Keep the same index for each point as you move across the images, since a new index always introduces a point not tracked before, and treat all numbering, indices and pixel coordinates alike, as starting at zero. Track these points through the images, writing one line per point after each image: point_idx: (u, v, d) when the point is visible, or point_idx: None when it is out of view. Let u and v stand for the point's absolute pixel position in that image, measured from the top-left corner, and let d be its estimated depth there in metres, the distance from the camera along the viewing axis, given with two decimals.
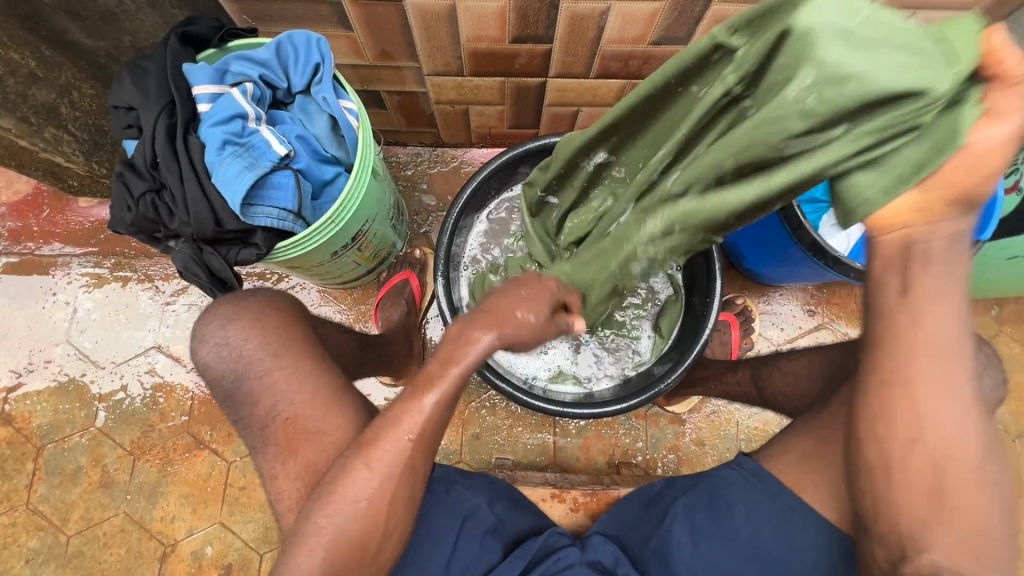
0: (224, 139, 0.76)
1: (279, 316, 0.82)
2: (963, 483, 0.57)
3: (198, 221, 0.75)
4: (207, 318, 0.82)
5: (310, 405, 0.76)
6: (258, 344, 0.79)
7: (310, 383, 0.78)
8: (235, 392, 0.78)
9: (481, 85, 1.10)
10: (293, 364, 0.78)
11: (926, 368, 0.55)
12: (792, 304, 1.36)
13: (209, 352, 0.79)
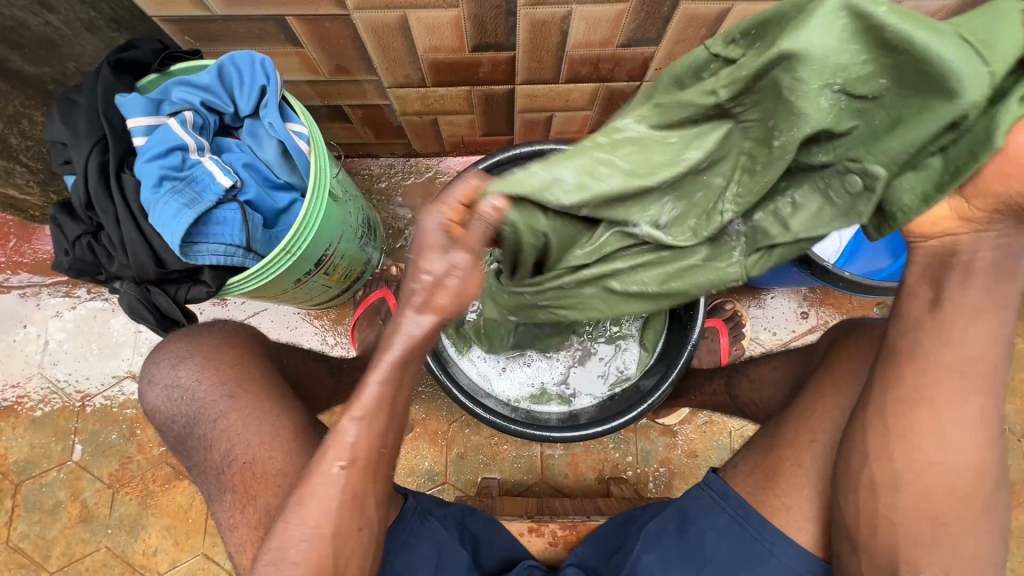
0: (161, 174, 0.71)
1: (234, 352, 0.78)
2: (964, 505, 0.61)
3: (137, 263, 0.72)
4: (156, 357, 0.77)
5: (268, 446, 0.71)
6: (212, 385, 0.74)
7: (268, 423, 0.73)
8: (189, 436, 0.73)
9: (447, 95, 1.05)
10: (251, 404, 0.73)
11: (947, 383, 0.61)
12: (785, 306, 1.31)
13: (159, 395, 0.74)
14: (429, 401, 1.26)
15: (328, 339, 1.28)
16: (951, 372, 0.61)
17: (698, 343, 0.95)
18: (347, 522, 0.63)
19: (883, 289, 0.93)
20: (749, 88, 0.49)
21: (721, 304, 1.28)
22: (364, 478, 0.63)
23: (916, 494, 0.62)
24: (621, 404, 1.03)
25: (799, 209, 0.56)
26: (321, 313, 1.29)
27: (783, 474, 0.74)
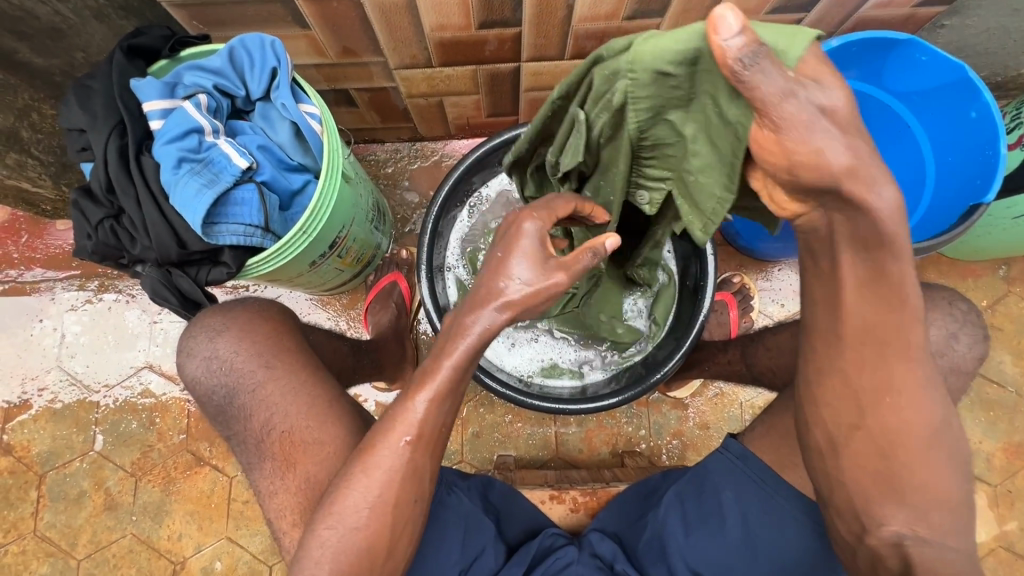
0: (179, 156, 0.72)
1: (269, 325, 0.79)
2: (912, 450, 0.59)
3: (160, 244, 0.73)
4: (193, 330, 0.78)
5: (305, 418, 0.73)
6: (249, 356, 0.76)
7: (304, 393, 0.75)
8: (228, 407, 0.75)
9: (452, 75, 1.05)
10: (287, 375, 0.75)
11: (856, 354, 0.58)
12: (792, 278, 1.32)
13: (198, 367, 0.76)
14: None
15: (341, 324, 1.30)
16: (852, 343, 0.58)
17: (710, 313, 0.97)
18: (396, 516, 0.64)
19: None
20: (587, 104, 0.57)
21: (729, 278, 1.29)
22: (428, 453, 0.64)
23: (853, 456, 0.62)
24: (636, 376, 1.04)
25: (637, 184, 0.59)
26: (333, 299, 1.30)
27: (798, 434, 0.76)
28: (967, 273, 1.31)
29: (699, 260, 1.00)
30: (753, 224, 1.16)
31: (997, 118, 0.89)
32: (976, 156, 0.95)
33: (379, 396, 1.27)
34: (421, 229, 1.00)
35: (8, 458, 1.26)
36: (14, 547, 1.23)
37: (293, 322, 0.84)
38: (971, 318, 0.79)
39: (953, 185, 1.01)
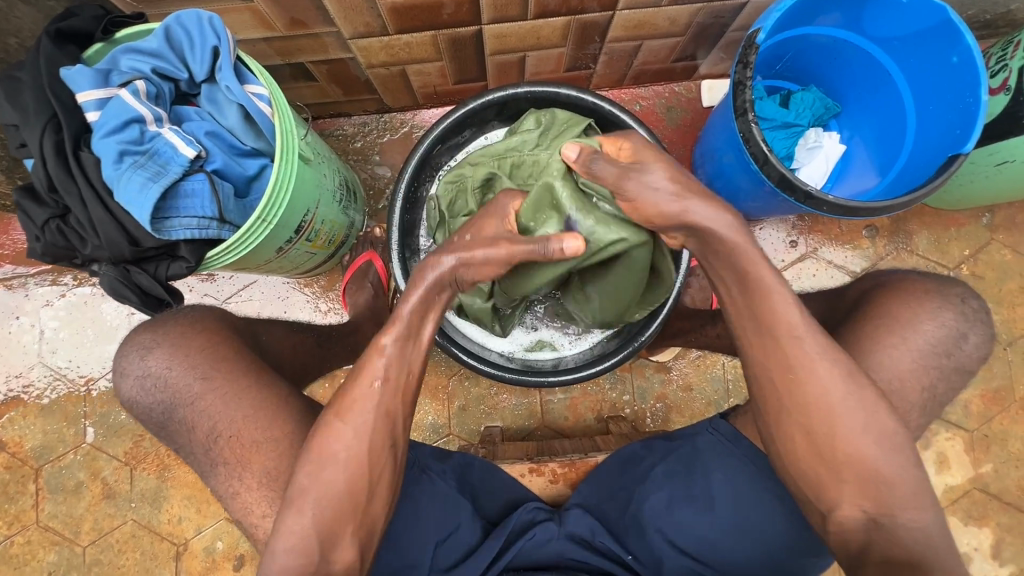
0: (120, 149, 0.69)
1: (205, 335, 0.78)
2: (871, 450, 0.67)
3: (111, 243, 0.70)
4: (126, 347, 0.77)
5: (252, 421, 0.73)
6: (183, 369, 0.75)
7: (247, 398, 0.74)
8: (167, 422, 0.75)
9: (412, 41, 1.00)
10: (225, 384, 0.74)
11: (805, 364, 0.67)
12: (776, 236, 1.30)
13: (132, 386, 0.75)
14: (426, 357, 1.28)
15: (320, 307, 1.28)
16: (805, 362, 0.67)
17: (687, 276, 0.96)
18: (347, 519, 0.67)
19: (871, 210, 0.87)
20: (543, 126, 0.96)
21: None
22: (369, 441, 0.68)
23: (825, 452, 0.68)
24: (617, 344, 1.03)
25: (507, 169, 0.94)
26: (310, 281, 1.28)
27: None
28: (950, 223, 1.30)
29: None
30: (729, 182, 1.15)
31: (978, 63, 0.86)
32: (957, 103, 0.92)
33: None
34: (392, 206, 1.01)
35: (3, 454, 1.28)
36: (20, 538, 1.26)
37: (233, 326, 0.84)
38: (981, 318, 0.79)
39: (932, 137, 0.97)
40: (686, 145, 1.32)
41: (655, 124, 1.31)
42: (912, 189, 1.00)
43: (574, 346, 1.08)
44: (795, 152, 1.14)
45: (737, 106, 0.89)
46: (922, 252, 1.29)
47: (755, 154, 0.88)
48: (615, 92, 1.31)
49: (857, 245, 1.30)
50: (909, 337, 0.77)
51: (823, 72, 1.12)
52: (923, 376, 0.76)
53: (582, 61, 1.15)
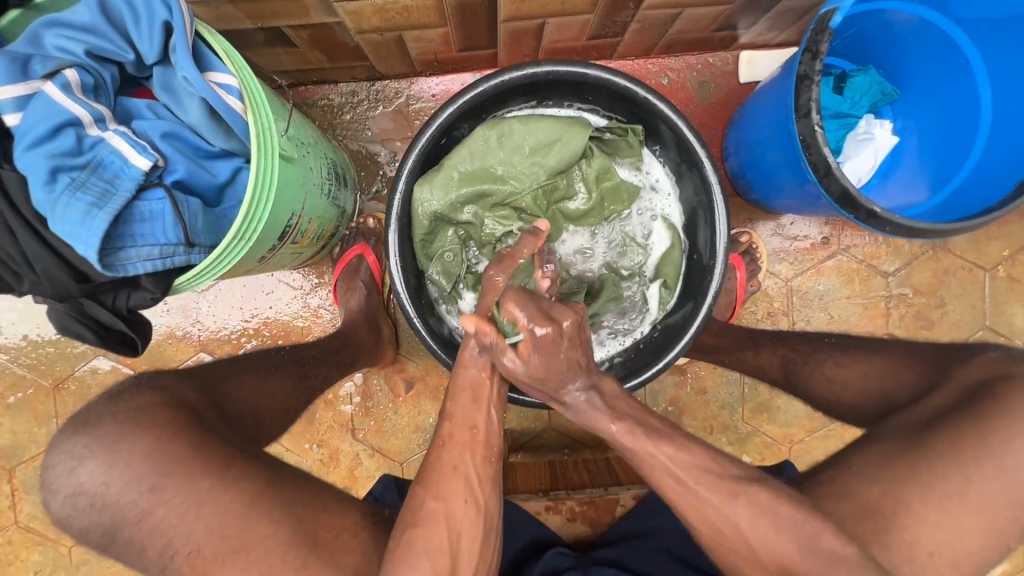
0: (52, 166, 0.55)
1: (150, 434, 0.65)
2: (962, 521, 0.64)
3: (53, 281, 0.58)
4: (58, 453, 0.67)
5: (216, 527, 0.63)
6: (128, 480, 0.64)
7: (208, 504, 0.63)
8: (111, 544, 0.64)
9: (412, 5, 0.83)
10: (180, 492, 0.63)
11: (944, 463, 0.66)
12: (807, 230, 1.20)
13: (63, 506, 0.66)
14: (427, 357, 1.19)
15: (310, 304, 1.17)
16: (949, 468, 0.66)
17: (719, 295, 0.85)
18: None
19: (938, 233, 0.77)
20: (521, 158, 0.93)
21: (736, 236, 1.17)
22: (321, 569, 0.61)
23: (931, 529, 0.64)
24: (661, 340, 0.93)
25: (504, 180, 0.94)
26: (298, 273, 1.16)
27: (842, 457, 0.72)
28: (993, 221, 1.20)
29: (707, 231, 0.89)
30: (761, 172, 1.03)
31: None
32: None
33: (357, 377, 1.19)
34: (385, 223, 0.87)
35: None
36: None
37: (192, 412, 0.70)
38: None
39: (1006, 142, 0.85)
40: (718, 128, 1.17)
41: (684, 101, 1.16)
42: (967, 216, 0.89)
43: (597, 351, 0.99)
44: (843, 144, 1.02)
45: (799, 105, 0.76)
46: (959, 251, 1.21)
47: (816, 163, 0.77)
48: (642, 62, 1.14)
49: (893, 243, 1.21)
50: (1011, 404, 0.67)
51: (884, 52, 0.98)
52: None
53: (609, 29, 0.99)
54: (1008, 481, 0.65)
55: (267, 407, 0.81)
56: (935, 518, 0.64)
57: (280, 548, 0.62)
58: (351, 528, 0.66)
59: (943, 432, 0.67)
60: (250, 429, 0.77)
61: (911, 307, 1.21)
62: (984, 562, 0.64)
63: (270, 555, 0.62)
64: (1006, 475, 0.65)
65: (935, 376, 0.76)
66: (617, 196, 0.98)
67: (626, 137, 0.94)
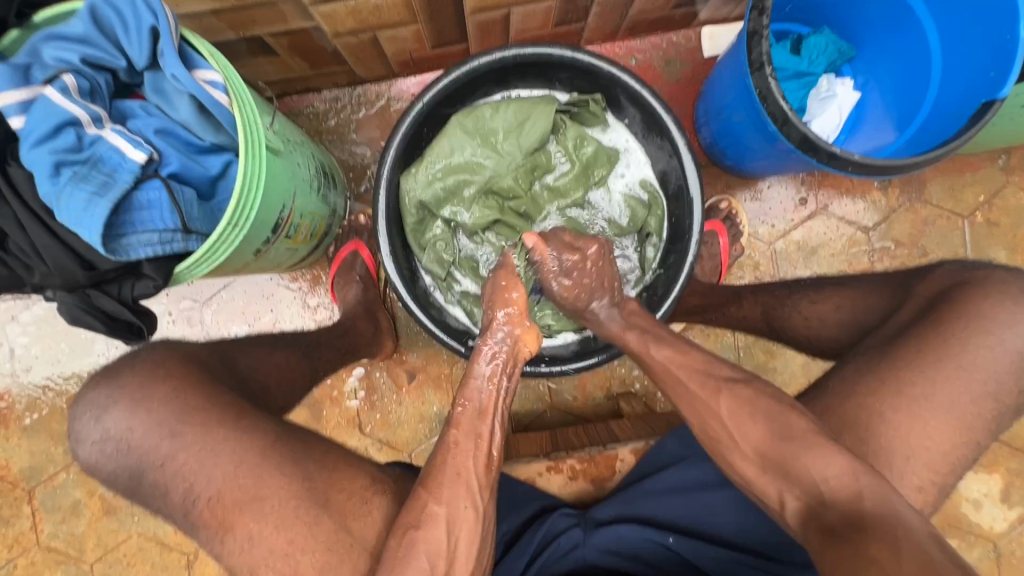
0: (55, 160, 0.59)
1: (168, 384, 0.68)
2: (947, 434, 0.67)
3: (61, 270, 0.62)
4: (78, 411, 0.69)
5: (235, 475, 0.65)
6: (147, 429, 0.66)
7: (228, 451, 0.65)
8: (138, 487, 0.66)
9: (381, 3, 0.88)
10: (199, 437, 0.66)
11: (930, 379, 0.68)
12: (782, 194, 1.24)
13: (92, 452, 0.67)
14: (427, 347, 1.23)
15: (309, 303, 1.20)
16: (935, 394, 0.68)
17: (702, 238, 0.89)
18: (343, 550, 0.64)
19: (899, 168, 0.80)
20: (495, 141, 0.98)
21: (715, 204, 1.20)
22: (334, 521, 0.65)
23: (915, 443, 0.67)
24: (650, 299, 0.97)
25: (482, 165, 0.98)
26: (296, 275, 1.20)
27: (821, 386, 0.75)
28: (964, 168, 1.24)
29: (682, 181, 0.93)
30: (733, 137, 1.06)
31: None
32: (992, 42, 0.83)
33: (358, 370, 1.22)
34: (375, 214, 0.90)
35: None
36: (23, 561, 1.21)
37: (203, 364, 0.74)
38: None
39: (958, 81, 0.88)
40: (688, 102, 1.22)
41: (653, 79, 1.20)
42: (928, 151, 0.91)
43: (602, 314, 1.03)
44: (807, 103, 1.05)
45: (752, 59, 0.81)
46: (935, 201, 1.24)
47: (773, 113, 0.81)
48: (609, 46, 1.20)
49: (869, 198, 1.24)
50: (987, 318, 0.69)
51: (836, 10, 1.02)
52: (1003, 361, 0.68)
53: (572, 14, 1.04)
54: (969, 381, 0.67)
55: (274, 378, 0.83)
56: (906, 423, 0.67)
57: (296, 496, 0.65)
58: (361, 491, 0.68)
59: (910, 342, 0.70)
60: (258, 394, 0.78)
61: (896, 259, 1.24)
62: (958, 460, 0.67)
63: (288, 503, 0.65)
64: (966, 373, 0.68)
65: (900, 297, 0.80)
66: (597, 166, 1.02)
67: (588, 106, 0.99)
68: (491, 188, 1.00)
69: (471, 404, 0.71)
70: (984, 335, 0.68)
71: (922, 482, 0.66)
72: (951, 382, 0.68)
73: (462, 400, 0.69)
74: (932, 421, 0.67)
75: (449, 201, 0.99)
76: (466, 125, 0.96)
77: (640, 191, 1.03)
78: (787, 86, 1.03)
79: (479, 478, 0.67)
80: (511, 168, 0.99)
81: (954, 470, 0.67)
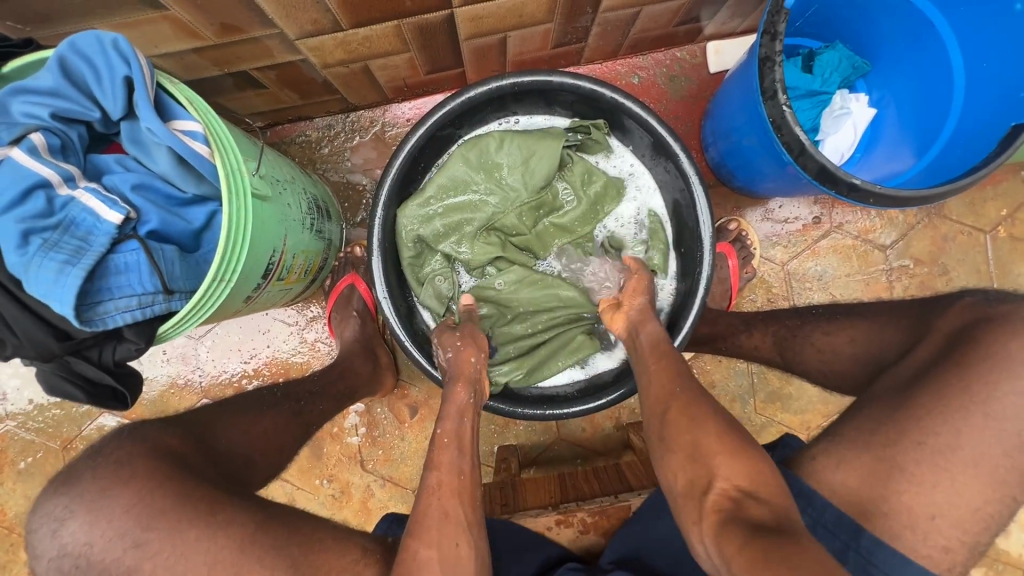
0: (23, 229, 0.55)
1: (133, 486, 0.63)
2: (982, 492, 0.63)
3: (34, 342, 0.58)
4: (33, 522, 0.64)
5: (227, 552, 0.61)
6: (110, 538, 0.61)
7: (199, 553, 0.61)
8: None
9: (372, 35, 0.84)
10: (165, 544, 0.61)
11: (964, 436, 0.63)
12: (793, 213, 1.19)
13: (49, 569, 0.62)
14: (428, 380, 1.19)
15: (307, 338, 1.17)
16: (967, 453, 0.63)
17: (714, 272, 0.84)
18: None
19: (923, 199, 0.75)
20: (495, 173, 0.93)
21: (725, 226, 1.15)
22: None
23: (946, 503, 0.63)
24: None
25: (481, 197, 0.94)
26: (292, 309, 1.17)
27: (843, 435, 0.71)
28: (985, 181, 1.18)
29: (692, 211, 0.88)
30: (744, 162, 1.01)
31: None
32: (1019, 57, 0.78)
33: (358, 406, 1.19)
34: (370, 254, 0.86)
35: None
36: None
37: (175, 455, 0.67)
38: None
39: (983, 101, 0.83)
40: (694, 120, 1.17)
41: (657, 98, 1.16)
42: (952, 177, 0.86)
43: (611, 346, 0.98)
44: (820, 121, 1.01)
45: (765, 87, 0.76)
46: (955, 216, 1.19)
47: (789, 143, 0.76)
48: (610, 64, 1.15)
49: (885, 215, 1.19)
50: None
51: (850, 27, 0.97)
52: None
53: (571, 36, 1.00)
54: (998, 430, 0.63)
55: (258, 448, 0.79)
56: (935, 481, 0.63)
57: (289, 575, 0.61)
58: (352, 566, 0.64)
59: (931, 388, 0.66)
60: (239, 469, 0.74)
61: (914, 278, 1.18)
62: (998, 523, 0.63)
63: None
64: (1002, 428, 0.63)
65: (928, 338, 0.76)
66: (605, 198, 0.97)
67: (590, 133, 0.94)
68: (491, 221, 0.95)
69: (449, 443, 0.71)
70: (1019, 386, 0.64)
71: (950, 542, 0.63)
72: (986, 439, 0.63)
73: None
74: (964, 479, 0.63)
75: (449, 236, 0.94)
76: (465, 156, 0.91)
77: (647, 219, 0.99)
78: (799, 106, 0.98)
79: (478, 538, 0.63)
80: (512, 200, 0.94)
81: (987, 526, 0.64)
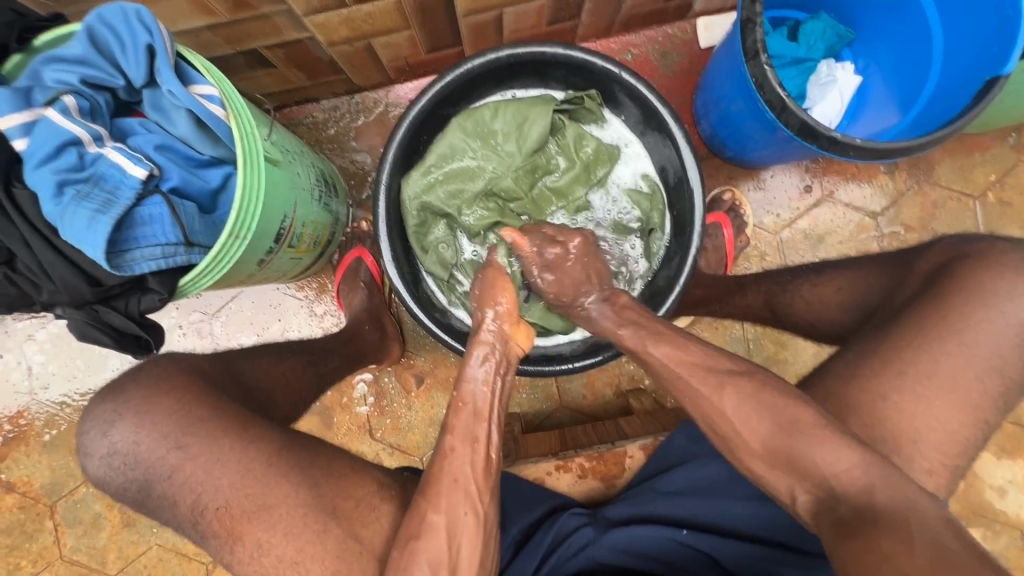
0: (58, 180, 0.60)
1: (173, 397, 0.68)
2: (963, 419, 0.65)
3: (68, 286, 0.63)
4: (85, 425, 0.69)
5: (242, 485, 0.65)
6: (154, 441, 0.66)
7: (233, 460, 0.66)
8: (147, 500, 0.67)
9: (374, 11, 0.89)
10: (204, 448, 0.66)
11: (943, 366, 0.66)
12: (784, 184, 1.22)
13: (99, 466, 0.68)
14: (435, 350, 1.23)
15: (316, 311, 1.21)
16: (949, 383, 0.66)
17: (704, 229, 0.88)
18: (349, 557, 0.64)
19: (905, 151, 0.78)
20: (494, 142, 0.98)
21: (719, 196, 1.19)
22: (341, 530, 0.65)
23: (928, 430, 0.65)
24: (654, 293, 0.96)
25: (481, 165, 0.98)
26: (302, 284, 1.21)
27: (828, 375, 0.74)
28: (973, 147, 1.21)
29: (682, 174, 0.92)
30: (734, 129, 1.05)
31: None
32: (993, 18, 0.81)
33: (367, 376, 1.23)
34: (375, 218, 0.90)
35: (14, 495, 1.23)
36: None
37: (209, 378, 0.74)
38: None
39: (961, 59, 0.87)
40: (686, 94, 1.21)
41: (649, 73, 1.20)
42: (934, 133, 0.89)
43: None
44: (807, 89, 1.04)
45: (748, 47, 0.80)
46: (945, 182, 1.22)
47: (771, 100, 0.80)
48: (604, 42, 1.19)
49: (876, 183, 1.22)
50: (1000, 304, 0.67)
51: None
52: (1013, 341, 0.66)
53: (564, 12, 1.04)
54: (974, 360, 0.66)
55: None
56: (917, 411, 0.66)
57: (302, 507, 0.65)
58: (368, 496, 0.69)
59: (911, 323, 0.69)
60: (262, 402, 0.79)
61: (906, 243, 1.21)
62: (977, 450, 0.66)
63: (293, 515, 0.65)
64: (979, 357, 0.66)
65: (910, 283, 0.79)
66: (599, 164, 1.02)
67: (583, 102, 0.99)
68: (491, 189, 1.00)
69: (466, 406, 0.70)
70: (995, 318, 0.67)
71: (935, 470, 0.65)
72: (964, 369, 0.66)
73: (459, 409, 0.68)
74: (944, 407, 0.66)
75: (451, 204, 0.99)
76: (464, 126, 0.96)
77: (640, 185, 1.03)
78: (786, 74, 1.02)
79: (478, 472, 0.66)
80: (510, 168, 0.99)
81: (968, 451, 0.66)
